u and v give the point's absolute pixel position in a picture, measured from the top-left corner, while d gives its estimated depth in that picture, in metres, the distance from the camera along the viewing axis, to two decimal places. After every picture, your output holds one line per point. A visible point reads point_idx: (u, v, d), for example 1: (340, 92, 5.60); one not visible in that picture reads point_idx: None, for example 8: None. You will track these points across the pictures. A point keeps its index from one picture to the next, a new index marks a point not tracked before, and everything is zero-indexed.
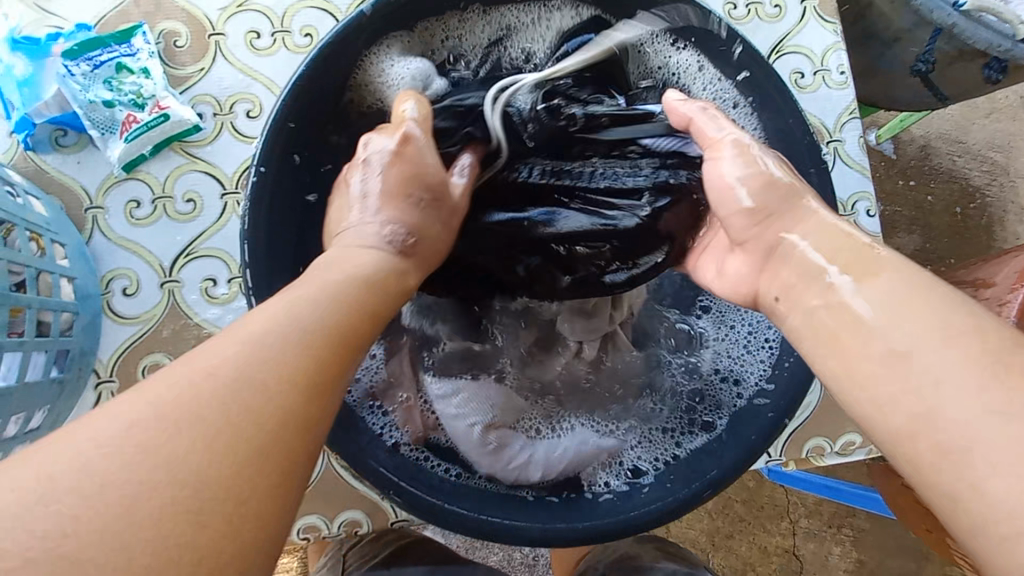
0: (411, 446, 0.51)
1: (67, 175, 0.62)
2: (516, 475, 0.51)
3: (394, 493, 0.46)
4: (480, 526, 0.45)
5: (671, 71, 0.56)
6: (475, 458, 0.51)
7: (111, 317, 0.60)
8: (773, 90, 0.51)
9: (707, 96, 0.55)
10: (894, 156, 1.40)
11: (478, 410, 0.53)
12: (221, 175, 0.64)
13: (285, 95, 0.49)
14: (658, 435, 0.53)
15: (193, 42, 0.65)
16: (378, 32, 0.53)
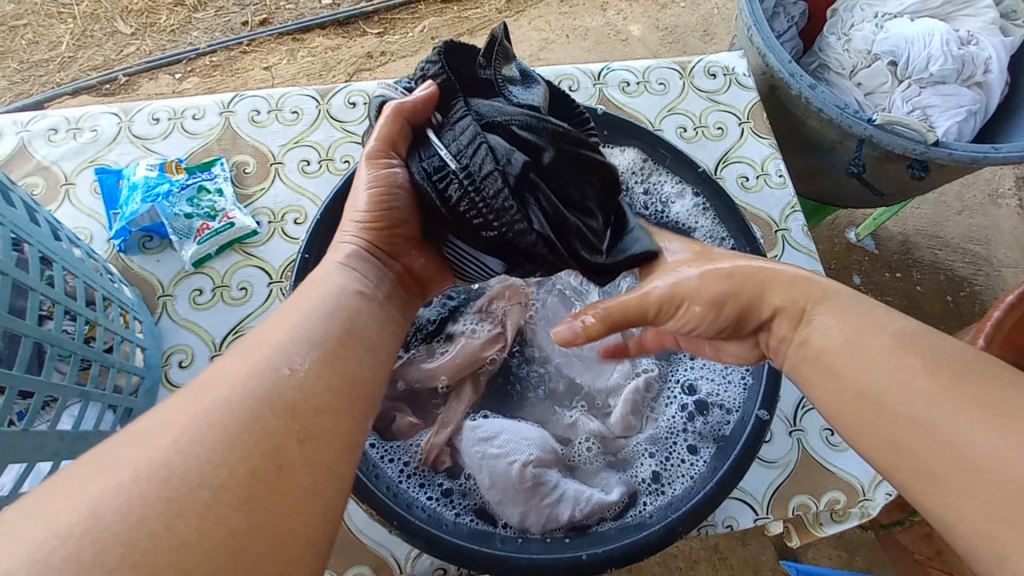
0: (435, 489, 0.60)
1: (147, 270, 0.77)
2: (548, 516, 0.57)
3: (415, 535, 0.53)
4: (499, 564, 0.52)
5: None
6: (511, 495, 0.57)
7: (166, 386, 0.71)
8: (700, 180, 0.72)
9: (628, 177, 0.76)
10: (877, 252, 1.58)
11: (525, 451, 0.60)
12: (270, 268, 0.78)
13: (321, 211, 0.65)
14: (665, 475, 0.62)
15: (259, 169, 0.84)
16: None
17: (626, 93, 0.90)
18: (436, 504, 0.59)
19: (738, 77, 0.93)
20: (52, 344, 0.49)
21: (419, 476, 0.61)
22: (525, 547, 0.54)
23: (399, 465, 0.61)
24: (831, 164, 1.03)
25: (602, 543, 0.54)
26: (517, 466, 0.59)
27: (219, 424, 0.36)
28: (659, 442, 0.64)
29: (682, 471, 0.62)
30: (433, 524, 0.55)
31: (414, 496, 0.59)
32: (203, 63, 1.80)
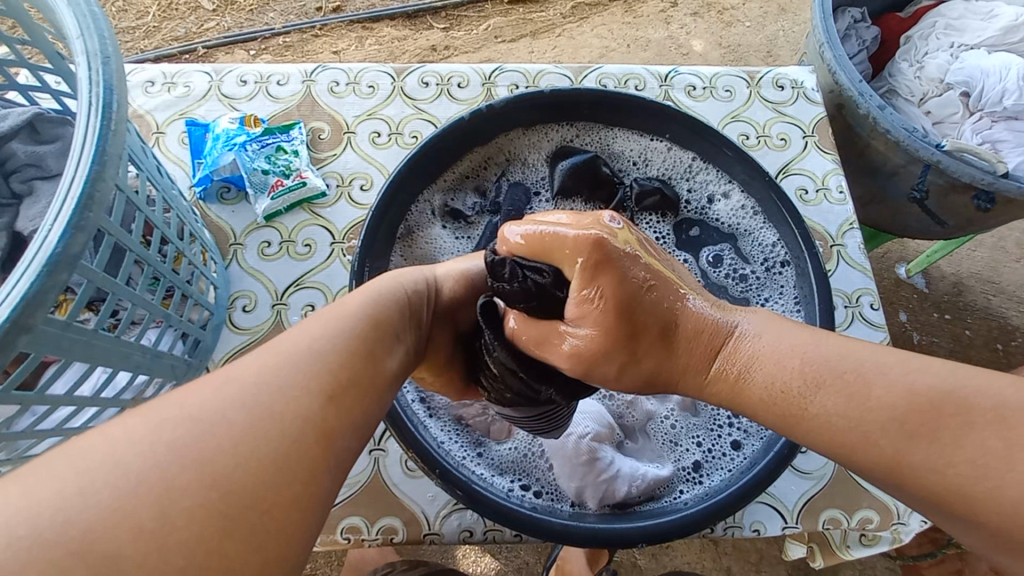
0: (479, 458, 0.61)
1: (222, 219, 0.82)
2: (598, 489, 0.59)
3: (459, 489, 0.54)
4: (549, 530, 0.53)
5: (640, 156, 0.78)
6: (563, 464, 0.60)
7: (230, 327, 0.75)
8: (744, 172, 0.72)
9: (667, 170, 0.78)
10: (927, 290, 1.53)
11: (579, 426, 0.63)
12: (334, 228, 0.82)
13: (386, 190, 0.67)
14: (704, 465, 0.62)
15: (333, 136, 0.88)
16: (437, 160, 0.72)
17: (692, 97, 0.91)
18: (481, 469, 0.60)
19: (806, 91, 0.93)
20: (148, 265, 0.53)
21: (465, 447, 0.62)
22: (568, 515, 0.55)
23: (444, 433, 0.62)
24: (892, 190, 1.01)
25: (645, 520, 0.55)
26: (574, 439, 0.61)
27: (236, 390, 0.37)
28: (703, 432, 0.64)
29: (722, 462, 0.62)
30: (479, 484, 0.57)
31: (453, 454, 0.61)
32: (277, 43, 1.89)
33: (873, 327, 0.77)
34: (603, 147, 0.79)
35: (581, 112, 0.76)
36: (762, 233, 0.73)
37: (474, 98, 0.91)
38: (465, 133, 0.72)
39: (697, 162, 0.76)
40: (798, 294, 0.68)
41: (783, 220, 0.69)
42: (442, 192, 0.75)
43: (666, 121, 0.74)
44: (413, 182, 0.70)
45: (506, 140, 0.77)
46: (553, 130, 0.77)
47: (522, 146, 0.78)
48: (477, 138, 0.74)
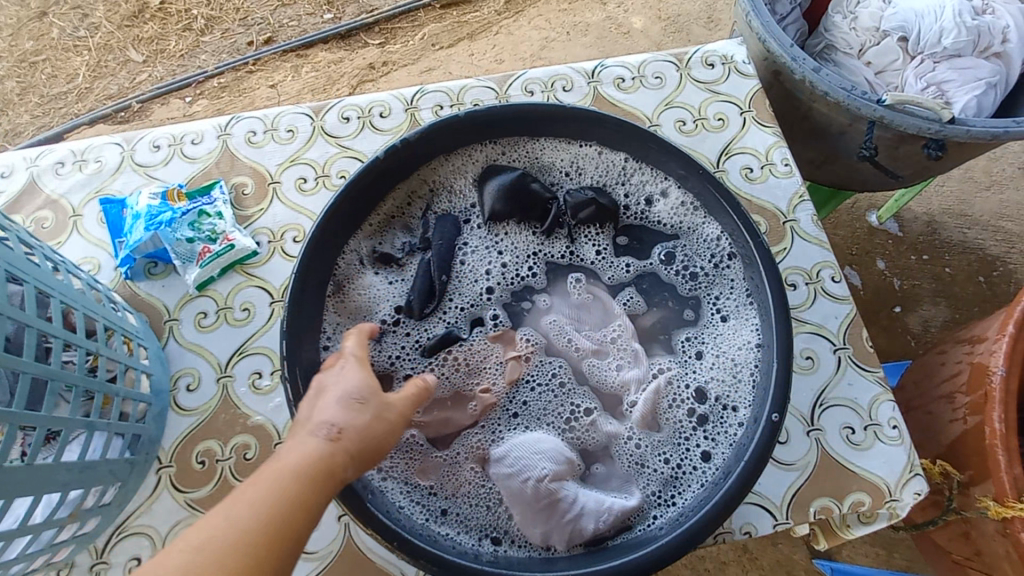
0: (442, 519, 0.59)
1: (153, 296, 0.78)
2: (570, 529, 0.57)
3: (424, 560, 0.51)
4: None
5: (571, 164, 0.75)
6: (522, 509, 0.58)
7: (175, 410, 0.72)
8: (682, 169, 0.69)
9: (601, 175, 0.75)
10: (900, 234, 1.52)
11: (537, 465, 0.59)
12: (271, 287, 0.79)
13: (305, 247, 0.63)
14: (673, 484, 0.60)
15: (257, 189, 0.84)
16: (358, 204, 0.68)
17: (622, 89, 0.88)
18: (445, 531, 0.58)
19: (737, 65, 0.90)
20: (52, 379, 0.50)
21: (425, 508, 0.59)
22: (542, 566, 0.53)
23: (400, 499, 0.59)
24: (843, 150, 0.99)
25: (621, 555, 0.53)
26: (532, 483, 0.58)
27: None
28: (669, 448, 0.62)
29: (692, 479, 0.60)
30: (444, 548, 0.54)
31: (416, 519, 0.58)
32: (211, 85, 1.83)
33: (838, 302, 0.75)
34: (531, 161, 0.76)
35: (502, 129, 0.72)
36: (704, 225, 0.70)
37: (399, 126, 0.87)
38: (383, 174, 0.69)
39: (628, 162, 0.73)
40: (749, 286, 0.66)
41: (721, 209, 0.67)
42: (369, 237, 0.72)
43: (591, 127, 0.71)
44: (334, 233, 0.66)
45: (429, 170, 0.74)
46: (477, 152, 0.74)
47: (447, 173, 0.75)
48: (397, 172, 0.70)
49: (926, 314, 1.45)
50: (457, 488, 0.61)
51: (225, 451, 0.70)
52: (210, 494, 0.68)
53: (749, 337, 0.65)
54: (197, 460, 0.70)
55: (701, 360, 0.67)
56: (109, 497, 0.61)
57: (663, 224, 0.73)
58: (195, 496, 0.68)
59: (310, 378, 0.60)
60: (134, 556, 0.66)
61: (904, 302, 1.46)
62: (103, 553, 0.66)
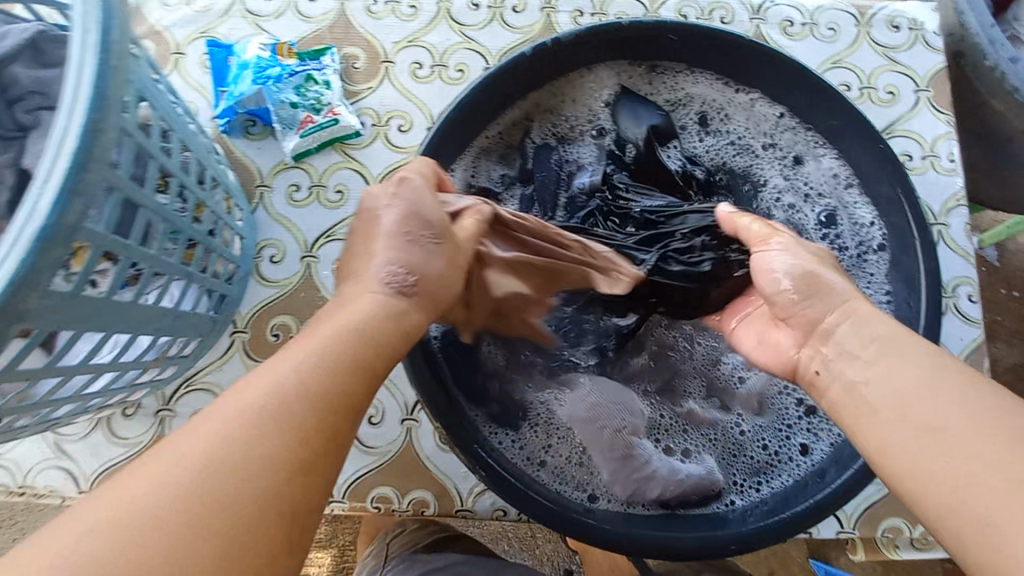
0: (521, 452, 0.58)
1: (247, 156, 0.74)
2: (636, 486, 0.56)
3: (481, 470, 0.51)
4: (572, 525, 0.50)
5: (720, 106, 0.67)
6: (602, 460, 0.56)
7: (257, 278, 0.70)
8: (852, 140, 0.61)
9: (751, 125, 0.66)
10: (997, 264, 1.36)
11: (614, 416, 0.58)
12: (369, 174, 0.74)
13: (429, 139, 0.57)
14: (756, 471, 0.58)
15: (368, 65, 0.78)
16: (486, 105, 0.61)
17: (788, 35, 0.77)
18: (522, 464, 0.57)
19: (927, 34, 0.77)
20: (163, 220, 0.47)
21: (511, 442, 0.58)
22: (606, 517, 0.52)
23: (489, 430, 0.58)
24: (1002, 160, 0.87)
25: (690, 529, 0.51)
26: (609, 432, 0.57)
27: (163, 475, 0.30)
28: (761, 433, 0.59)
29: (787, 469, 0.57)
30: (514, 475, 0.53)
31: (513, 459, 0.57)
32: None
33: (968, 323, 0.68)
34: (673, 98, 0.67)
35: (653, 53, 0.64)
36: (854, 208, 0.64)
37: (531, 27, 0.79)
38: (517, 80, 0.61)
39: (785, 121, 0.65)
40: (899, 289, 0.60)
41: (891, 192, 0.59)
42: (483, 146, 0.65)
43: (762, 70, 0.62)
44: (458, 133, 0.60)
45: (564, 82, 0.66)
46: (621, 71, 0.66)
47: (578, 94, 0.67)
48: (534, 78, 0.63)
49: (997, 352, 1.32)
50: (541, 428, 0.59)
51: (300, 331, 0.69)
52: None
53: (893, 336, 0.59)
54: (271, 333, 0.69)
55: None
56: (188, 349, 0.61)
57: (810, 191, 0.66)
58: None
59: None
60: (198, 410, 0.67)
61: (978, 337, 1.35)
62: (169, 401, 0.67)
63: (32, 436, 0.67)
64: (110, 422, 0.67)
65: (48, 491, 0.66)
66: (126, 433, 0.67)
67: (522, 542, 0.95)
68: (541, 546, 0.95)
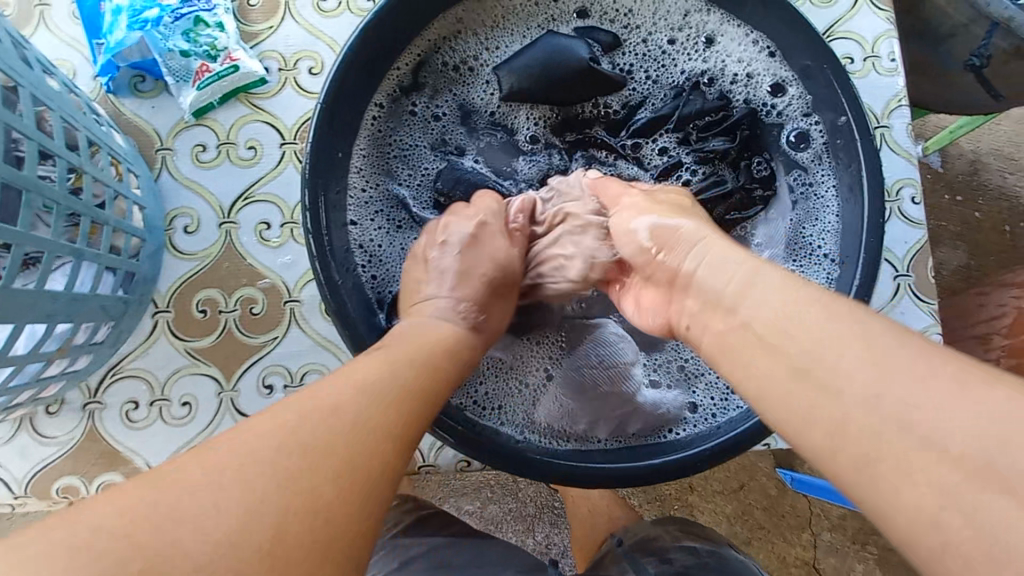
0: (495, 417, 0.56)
1: (141, 118, 0.66)
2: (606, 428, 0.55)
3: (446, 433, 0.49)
4: (537, 469, 0.49)
5: (617, 8, 0.62)
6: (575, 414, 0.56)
7: (172, 252, 0.64)
8: (783, 33, 0.56)
9: (653, 19, 0.62)
10: (940, 170, 1.37)
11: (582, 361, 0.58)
12: (282, 126, 0.67)
13: (325, 98, 0.51)
14: (716, 388, 0.57)
15: (265, 1, 0.69)
16: (385, 48, 0.55)
17: None
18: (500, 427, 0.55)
19: None
20: (27, 190, 0.41)
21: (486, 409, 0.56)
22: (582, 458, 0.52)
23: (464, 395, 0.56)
24: (940, 58, 0.85)
25: (661, 456, 0.51)
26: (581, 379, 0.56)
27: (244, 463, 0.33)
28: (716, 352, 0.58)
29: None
30: (482, 431, 0.52)
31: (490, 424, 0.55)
32: None
33: (912, 225, 0.68)
34: (551, 15, 0.62)
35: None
36: (773, 75, 0.60)
37: None
38: (404, 16, 0.54)
39: (691, 9, 0.61)
40: (829, 139, 0.56)
41: (815, 65, 0.55)
42: (372, 121, 0.58)
43: None
44: (359, 85, 0.54)
45: (447, 17, 0.59)
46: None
47: (473, 26, 0.61)
48: (421, 18, 0.56)
49: (943, 256, 1.36)
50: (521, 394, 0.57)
51: (230, 303, 0.64)
52: (213, 345, 0.63)
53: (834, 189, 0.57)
54: (198, 310, 0.64)
55: (809, 194, 0.59)
56: (102, 336, 0.56)
57: (732, 68, 0.62)
58: (198, 346, 0.63)
59: (346, 276, 0.52)
60: (130, 399, 0.62)
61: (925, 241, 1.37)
62: (96, 393, 0.62)
63: None
64: (31, 421, 0.61)
65: None
66: (53, 431, 0.61)
67: (503, 487, 0.99)
68: (524, 489, 0.99)
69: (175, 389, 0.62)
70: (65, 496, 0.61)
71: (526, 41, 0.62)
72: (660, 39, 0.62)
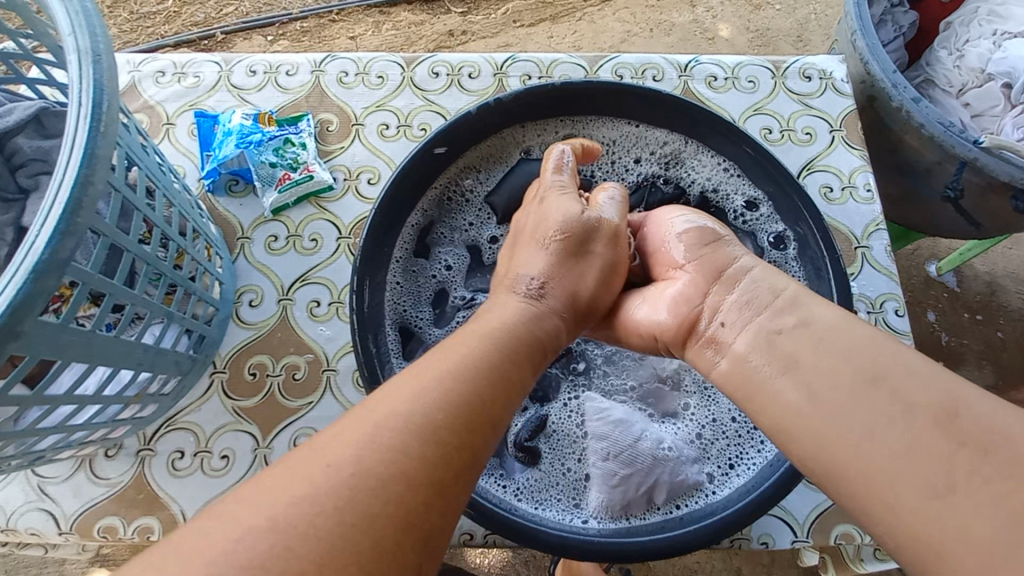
0: (523, 498, 0.61)
1: (230, 212, 0.81)
2: (633, 503, 0.61)
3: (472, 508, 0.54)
4: (562, 542, 0.54)
5: (609, 141, 0.75)
6: (602, 491, 0.62)
7: (236, 321, 0.75)
8: (757, 166, 0.68)
9: (635, 148, 0.75)
10: (956, 289, 1.41)
11: (606, 437, 0.65)
12: (341, 223, 0.81)
13: (379, 206, 0.63)
14: (723, 456, 0.64)
15: (341, 128, 0.87)
16: (426, 171, 0.68)
17: (712, 88, 0.87)
18: (528, 507, 0.60)
19: (836, 82, 0.87)
20: (147, 263, 0.53)
21: (516, 490, 0.61)
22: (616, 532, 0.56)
23: (497, 477, 0.62)
24: (923, 189, 0.95)
25: (686, 523, 0.56)
26: (601, 458, 0.63)
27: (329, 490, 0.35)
28: (717, 424, 0.67)
29: (759, 436, 0.65)
30: (509, 509, 0.57)
31: (519, 504, 0.60)
32: (294, 28, 1.57)
33: (898, 336, 0.73)
34: (542, 146, 0.75)
35: (554, 106, 0.71)
36: (744, 194, 0.71)
37: (486, 90, 0.89)
38: (445, 145, 0.68)
39: (670, 141, 0.73)
40: (801, 247, 0.66)
41: (774, 185, 0.67)
42: (409, 230, 0.70)
43: (656, 128, 0.73)
44: (405, 194, 0.66)
45: (466, 154, 0.72)
46: (507, 130, 0.73)
47: (483, 159, 0.74)
48: (457, 147, 0.70)
49: (969, 375, 1.35)
50: (549, 475, 0.64)
51: (276, 368, 0.73)
52: (256, 405, 0.72)
53: (806, 286, 0.66)
54: (249, 372, 0.73)
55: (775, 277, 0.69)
56: (168, 388, 0.65)
57: (701, 179, 0.73)
58: (243, 405, 0.72)
59: (380, 355, 0.61)
60: (178, 448, 0.70)
61: (949, 359, 1.36)
62: (150, 441, 0.70)
63: (17, 480, 0.69)
64: (91, 462, 0.69)
65: (30, 535, 0.68)
66: (107, 473, 0.69)
67: None
68: None
69: (217, 443, 0.70)
70: (104, 537, 0.67)
71: (507, 168, 0.75)
72: (636, 162, 0.75)
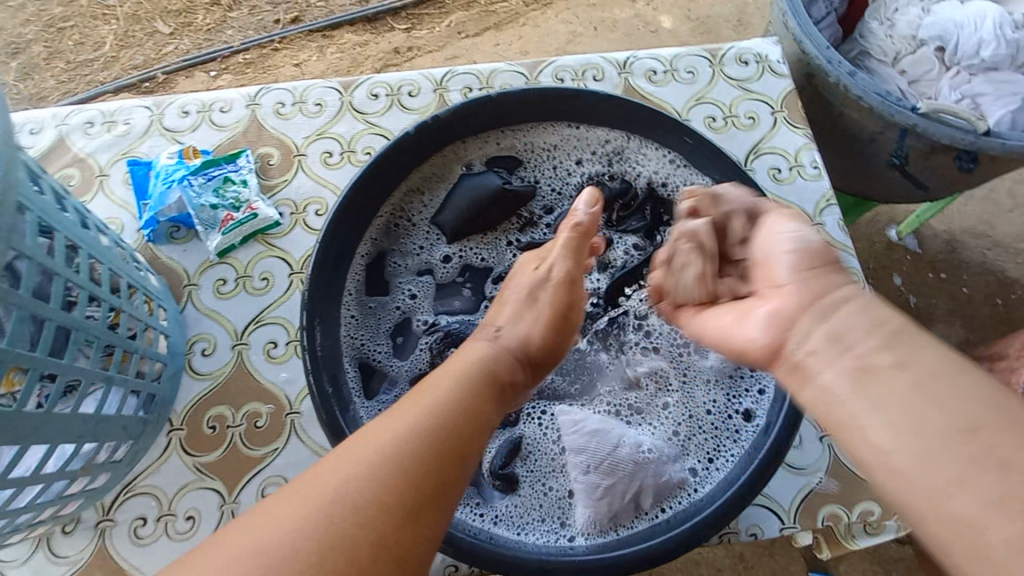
0: (503, 524, 0.59)
1: (174, 260, 0.78)
2: (616, 513, 0.60)
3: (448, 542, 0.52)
4: (543, 565, 0.52)
5: (552, 146, 0.74)
6: (584, 505, 0.60)
7: (189, 373, 0.72)
8: (699, 156, 0.68)
9: (579, 150, 0.74)
10: (919, 251, 1.44)
11: (584, 448, 0.63)
12: (291, 259, 0.79)
13: (322, 238, 0.61)
14: (703, 451, 0.63)
15: (282, 160, 0.84)
16: (369, 198, 0.66)
17: (653, 82, 0.87)
18: (508, 533, 0.58)
19: (773, 64, 0.88)
20: (76, 329, 0.50)
21: (495, 518, 0.60)
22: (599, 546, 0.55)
23: (474, 508, 0.60)
24: (870, 158, 0.96)
25: (670, 528, 0.55)
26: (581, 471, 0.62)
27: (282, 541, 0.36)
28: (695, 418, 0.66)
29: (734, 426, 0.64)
30: (487, 539, 0.55)
31: (499, 531, 0.58)
32: (236, 61, 1.54)
33: None
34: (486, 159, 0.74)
35: (492, 117, 0.70)
36: (693, 183, 0.71)
37: (427, 106, 0.88)
38: (385, 169, 0.66)
39: (612, 139, 0.73)
40: None
41: (716, 172, 0.67)
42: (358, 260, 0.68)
43: (596, 128, 0.72)
44: (349, 224, 0.64)
45: (408, 176, 0.70)
46: (448, 146, 0.71)
47: (428, 178, 0.72)
48: (399, 170, 0.68)
49: (941, 333, 1.37)
50: (530, 497, 0.62)
51: (237, 418, 0.70)
52: (218, 459, 0.69)
53: None
54: (208, 425, 0.70)
55: None
56: (120, 454, 0.62)
57: (645, 173, 0.73)
58: (205, 460, 0.69)
59: (338, 393, 0.58)
60: (139, 515, 0.66)
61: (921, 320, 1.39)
62: (109, 511, 0.66)
63: None
64: (48, 542, 0.65)
65: None
66: (66, 551, 0.65)
67: None
68: None
69: (181, 504, 0.67)
70: None
71: (451, 185, 0.73)
72: (581, 163, 0.75)
